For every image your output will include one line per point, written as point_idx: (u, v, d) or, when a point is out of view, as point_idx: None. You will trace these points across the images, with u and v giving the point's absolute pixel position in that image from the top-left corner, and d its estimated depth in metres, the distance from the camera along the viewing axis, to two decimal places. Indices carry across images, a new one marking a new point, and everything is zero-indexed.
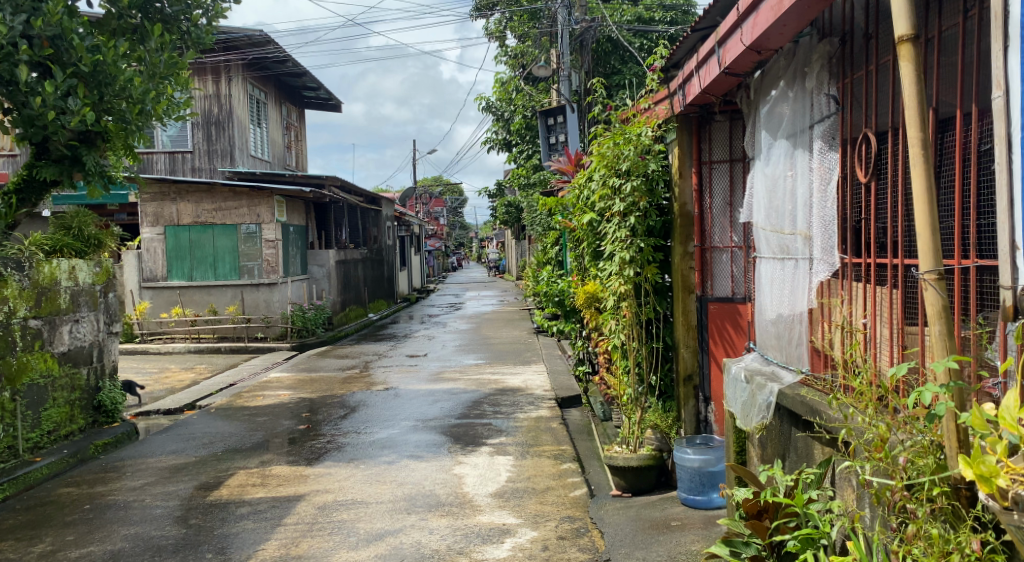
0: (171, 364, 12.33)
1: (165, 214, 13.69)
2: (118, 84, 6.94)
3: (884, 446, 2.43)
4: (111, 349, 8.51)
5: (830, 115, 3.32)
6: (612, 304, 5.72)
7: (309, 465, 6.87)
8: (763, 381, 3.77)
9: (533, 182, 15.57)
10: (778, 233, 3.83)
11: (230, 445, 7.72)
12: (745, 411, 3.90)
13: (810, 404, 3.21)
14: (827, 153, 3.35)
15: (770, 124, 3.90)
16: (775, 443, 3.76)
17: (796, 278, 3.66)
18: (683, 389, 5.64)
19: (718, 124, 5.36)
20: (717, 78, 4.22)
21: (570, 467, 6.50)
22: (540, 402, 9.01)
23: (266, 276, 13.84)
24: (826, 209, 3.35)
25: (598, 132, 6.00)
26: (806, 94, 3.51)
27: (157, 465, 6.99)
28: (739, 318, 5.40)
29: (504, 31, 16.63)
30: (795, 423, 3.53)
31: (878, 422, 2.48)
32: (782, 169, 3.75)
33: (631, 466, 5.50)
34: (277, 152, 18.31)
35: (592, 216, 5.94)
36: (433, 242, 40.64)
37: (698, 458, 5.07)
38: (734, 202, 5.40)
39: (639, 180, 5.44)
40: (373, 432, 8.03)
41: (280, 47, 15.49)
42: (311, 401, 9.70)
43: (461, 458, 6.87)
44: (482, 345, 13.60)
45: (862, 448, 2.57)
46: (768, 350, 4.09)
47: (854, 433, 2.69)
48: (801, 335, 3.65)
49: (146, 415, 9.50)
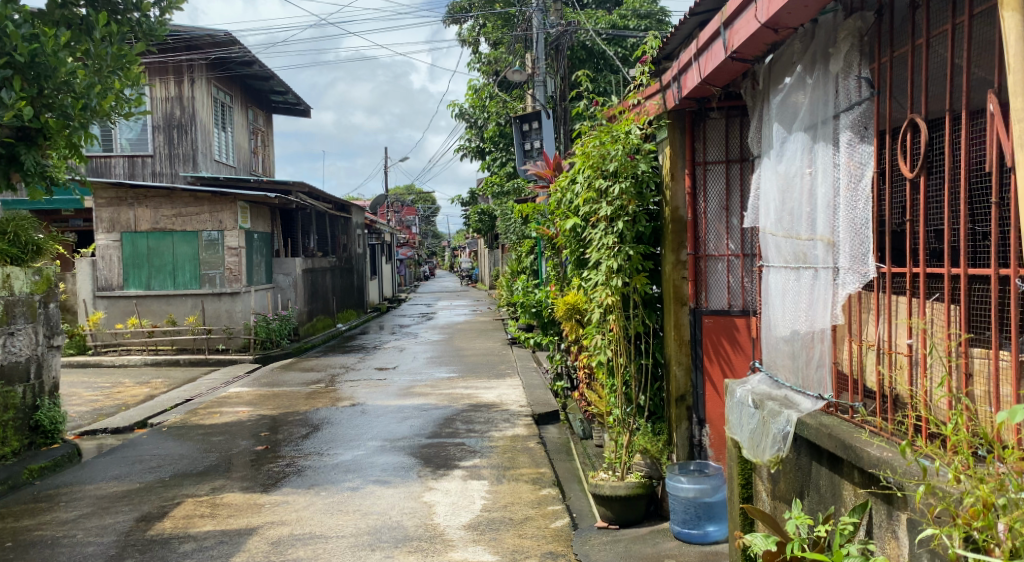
0: (125, 378, 11.61)
1: (121, 219, 12.98)
2: (59, 77, 6.30)
3: (985, 510, 2.00)
4: (52, 365, 7.84)
5: (862, 100, 2.86)
6: (598, 316, 5.26)
7: (265, 492, 6.29)
8: (777, 408, 3.29)
9: (507, 191, 14.91)
10: (793, 239, 3.36)
11: (179, 469, 7.11)
12: (755, 441, 3.43)
13: (841, 438, 2.75)
14: (858, 146, 2.88)
15: (783, 116, 3.43)
16: (795, 477, 3.28)
17: (814, 291, 3.18)
18: (674, 410, 5.12)
19: (713, 121, 4.89)
20: (722, 65, 3.75)
21: (550, 493, 5.99)
22: (516, 420, 8.47)
23: (228, 285, 13.19)
24: (858, 211, 2.88)
25: (582, 130, 5.50)
26: (829, 77, 3.04)
27: (96, 493, 6.36)
28: (736, 333, 4.93)
29: (477, 37, 16.19)
30: (818, 457, 3.07)
31: (977, 481, 2.05)
32: (799, 166, 3.28)
33: (618, 495, 5.01)
34: (242, 157, 17.65)
35: (576, 222, 5.43)
36: (406, 251, 39.91)
37: (693, 488, 4.57)
38: (732, 206, 4.94)
39: (628, 181, 4.96)
40: (337, 453, 7.45)
41: (245, 48, 14.89)
42: (272, 419, 9.08)
43: (432, 484, 6.32)
44: (455, 357, 13.04)
45: (947, 510, 2.14)
46: (778, 371, 3.60)
47: (936, 489, 2.24)
48: (822, 355, 3.15)
49: (91, 434, 8.82)
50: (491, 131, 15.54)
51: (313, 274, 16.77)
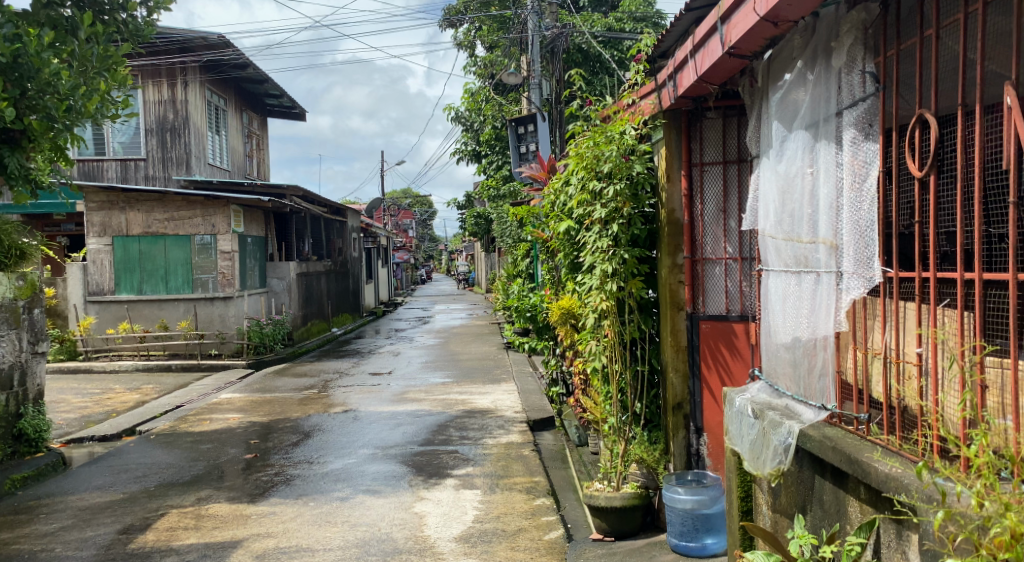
0: (115, 384, 11.44)
1: (113, 223, 12.79)
2: (43, 78, 6.14)
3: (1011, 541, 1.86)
4: (36, 372, 7.68)
5: (867, 96, 2.72)
6: (593, 321, 5.12)
7: (252, 502, 6.13)
8: (777, 419, 3.15)
9: (503, 194, 14.78)
10: (793, 242, 3.22)
11: (165, 478, 6.95)
12: (755, 452, 3.29)
13: (847, 452, 2.61)
14: (863, 144, 2.74)
15: (783, 114, 3.29)
16: (797, 491, 3.14)
17: (816, 296, 3.04)
18: (671, 419, 4.97)
19: (710, 121, 4.75)
20: (720, 61, 3.60)
21: (544, 503, 5.84)
22: (511, 426, 8.32)
23: (222, 290, 13.04)
24: (863, 213, 2.73)
25: (576, 131, 5.36)
26: (832, 73, 2.90)
27: (79, 504, 6.22)
28: (734, 339, 4.78)
29: (473, 40, 16.08)
30: (821, 471, 2.93)
31: (1002, 508, 1.91)
32: (800, 165, 3.14)
33: (614, 506, 4.86)
34: (236, 161, 17.49)
35: (570, 224, 5.29)
36: (403, 255, 39.69)
37: (691, 499, 4.41)
38: (730, 209, 4.80)
39: (623, 183, 4.83)
40: (327, 462, 7.30)
41: (238, 51, 14.74)
42: (263, 426, 8.92)
43: (423, 493, 6.17)
44: (450, 362, 12.88)
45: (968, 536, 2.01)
46: (779, 380, 3.46)
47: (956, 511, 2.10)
48: (825, 363, 3.01)
49: (78, 442, 8.65)
50: (487, 134, 15.43)
51: (308, 278, 16.61)
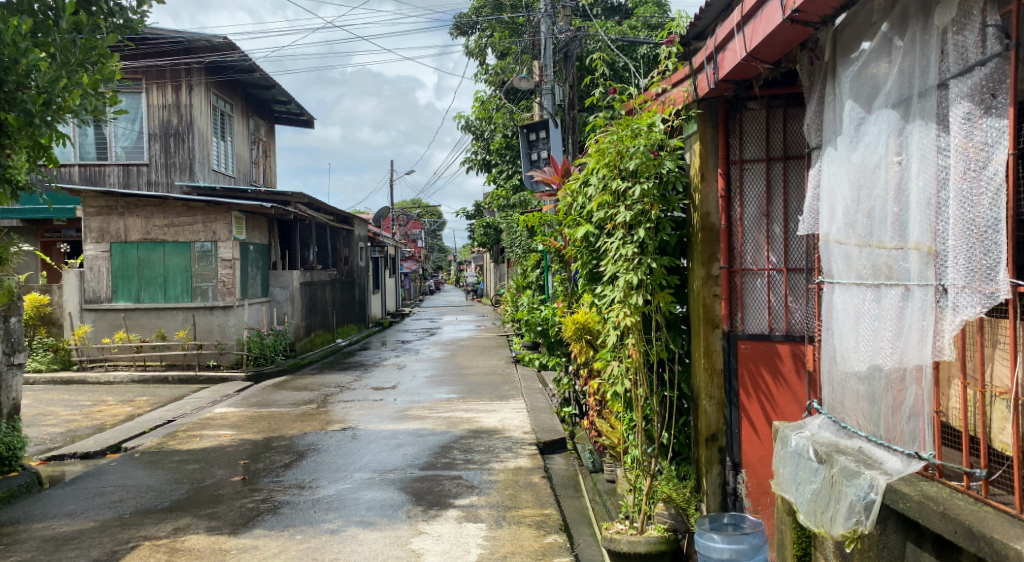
0: (107, 396, 10.84)
1: (111, 230, 12.23)
2: (19, 71, 5.34)
3: None
4: (12, 386, 7.08)
5: (991, 58, 2.17)
6: (614, 340, 4.47)
7: (233, 534, 5.52)
8: (852, 467, 2.57)
9: (513, 204, 14.11)
10: (871, 249, 2.62)
11: (143, 503, 6.37)
12: (815, 506, 2.70)
13: (968, 523, 2.17)
14: (981, 120, 2.20)
15: (858, 92, 2.71)
16: (879, 556, 2.58)
17: (907, 314, 2.45)
18: (703, 452, 4.34)
19: (751, 112, 4.20)
20: (777, 29, 2.98)
21: (556, 541, 5.22)
22: (520, 448, 7.68)
23: (221, 299, 12.47)
24: (981, 209, 2.19)
25: (598, 122, 4.76)
26: (932, 33, 2.36)
27: (44, 534, 5.65)
28: (778, 362, 4.17)
29: (484, 47, 15.52)
30: (917, 538, 2.43)
31: None
32: (882, 153, 2.55)
33: (637, 552, 4.17)
34: (242, 168, 16.95)
35: (588, 229, 4.65)
36: (411, 264, 39.02)
37: (728, 547, 3.69)
38: (774, 213, 4.21)
39: (651, 182, 4.22)
40: (320, 487, 6.68)
41: (245, 54, 14.25)
42: (255, 444, 8.32)
43: (422, 527, 5.54)
44: (457, 377, 12.24)
45: None
46: (845, 416, 2.87)
47: None
48: (918, 401, 2.42)
49: (58, 460, 8.04)
50: (497, 143, 14.81)
51: (313, 287, 16.06)
